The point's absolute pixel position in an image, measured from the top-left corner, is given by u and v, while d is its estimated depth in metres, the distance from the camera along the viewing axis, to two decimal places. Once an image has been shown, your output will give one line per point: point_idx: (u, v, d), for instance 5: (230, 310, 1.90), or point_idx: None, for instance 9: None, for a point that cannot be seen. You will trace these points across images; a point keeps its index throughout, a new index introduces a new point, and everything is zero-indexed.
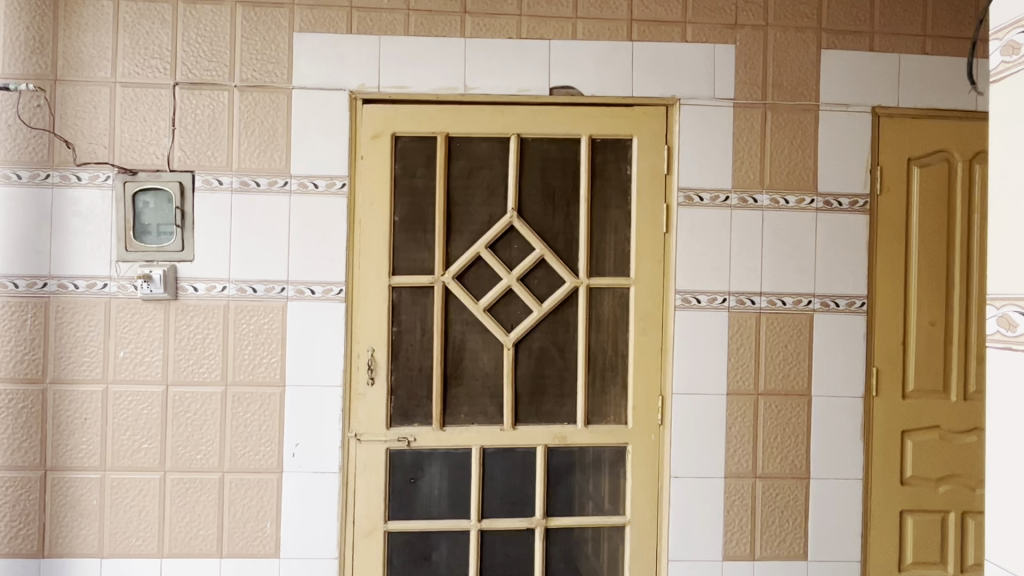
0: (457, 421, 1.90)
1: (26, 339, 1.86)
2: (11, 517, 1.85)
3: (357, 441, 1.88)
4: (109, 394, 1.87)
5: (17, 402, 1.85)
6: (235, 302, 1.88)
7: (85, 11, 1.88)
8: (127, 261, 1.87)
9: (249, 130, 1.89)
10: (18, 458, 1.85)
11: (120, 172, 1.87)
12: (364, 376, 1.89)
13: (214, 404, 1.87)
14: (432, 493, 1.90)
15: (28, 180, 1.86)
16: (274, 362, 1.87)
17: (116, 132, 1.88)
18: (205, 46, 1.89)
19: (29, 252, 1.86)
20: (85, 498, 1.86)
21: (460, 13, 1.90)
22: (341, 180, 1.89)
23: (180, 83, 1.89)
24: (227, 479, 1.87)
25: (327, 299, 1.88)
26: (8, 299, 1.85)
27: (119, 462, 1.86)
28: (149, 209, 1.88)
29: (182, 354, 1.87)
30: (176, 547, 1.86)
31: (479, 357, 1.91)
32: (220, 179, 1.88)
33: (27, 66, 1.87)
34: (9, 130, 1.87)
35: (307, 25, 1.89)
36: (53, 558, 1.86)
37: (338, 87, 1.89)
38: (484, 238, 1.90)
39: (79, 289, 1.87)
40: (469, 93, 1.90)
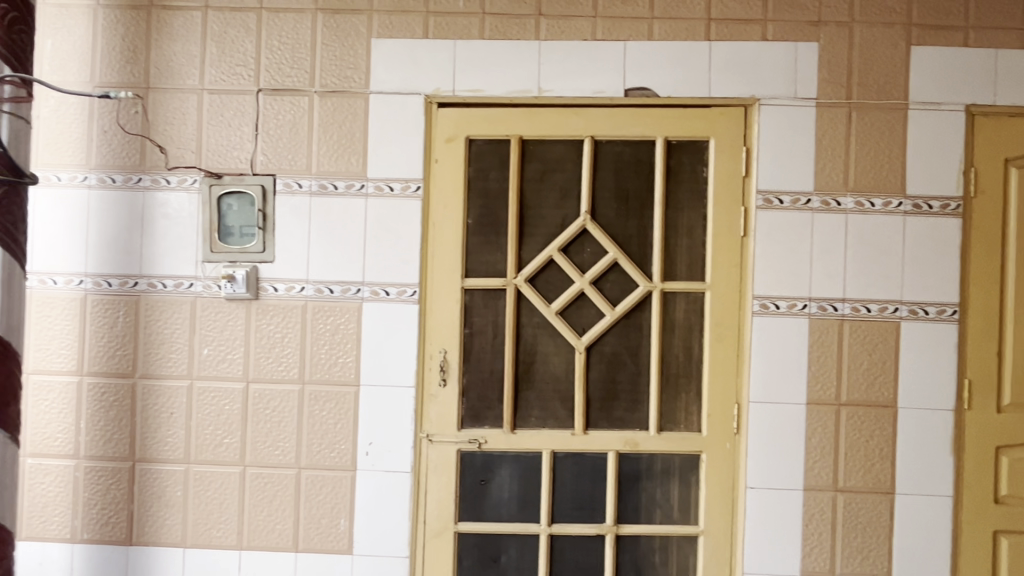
0: (528, 423, 1.90)
1: (118, 335, 1.95)
2: (103, 505, 1.95)
3: (428, 441, 1.90)
4: (194, 390, 1.94)
5: (109, 395, 1.95)
6: (313, 303, 1.92)
7: (175, 21, 1.96)
8: (212, 262, 1.94)
9: (328, 135, 1.93)
10: (110, 449, 1.94)
11: (207, 176, 1.94)
12: (436, 377, 1.90)
13: (292, 402, 1.92)
14: (502, 496, 1.89)
15: (122, 184, 1.96)
16: (349, 361, 1.91)
17: (202, 137, 1.96)
18: (287, 53, 1.95)
19: (123, 252, 1.96)
20: (170, 490, 1.93)
21: (535, 16, 1.90)
22: (416, 183, 1.91)
23: (263, 89, 1.95)
24: (304, 475, 1.91)
25: (401, 301, 1.90)
26: (103, 298, 1.95)
27: (202, 455, 1.93)
28: (233, 211, 1.94)
29: (262, 352, 1.93)
30: (254, 540, 1.92)
31: (551, 360, 1.90)
32: (300, 182, 1.93)
33: (122, 76, 1.97)
34: (106, 136, 1.96)
35: (385, 31, 1.93)
36: (140, 546, 1.94)
37: (414, 92, 1.91)
38: (556, 241, 1.89)
39: (166, 288, 1.95)
40: (543, 96, 1.90)
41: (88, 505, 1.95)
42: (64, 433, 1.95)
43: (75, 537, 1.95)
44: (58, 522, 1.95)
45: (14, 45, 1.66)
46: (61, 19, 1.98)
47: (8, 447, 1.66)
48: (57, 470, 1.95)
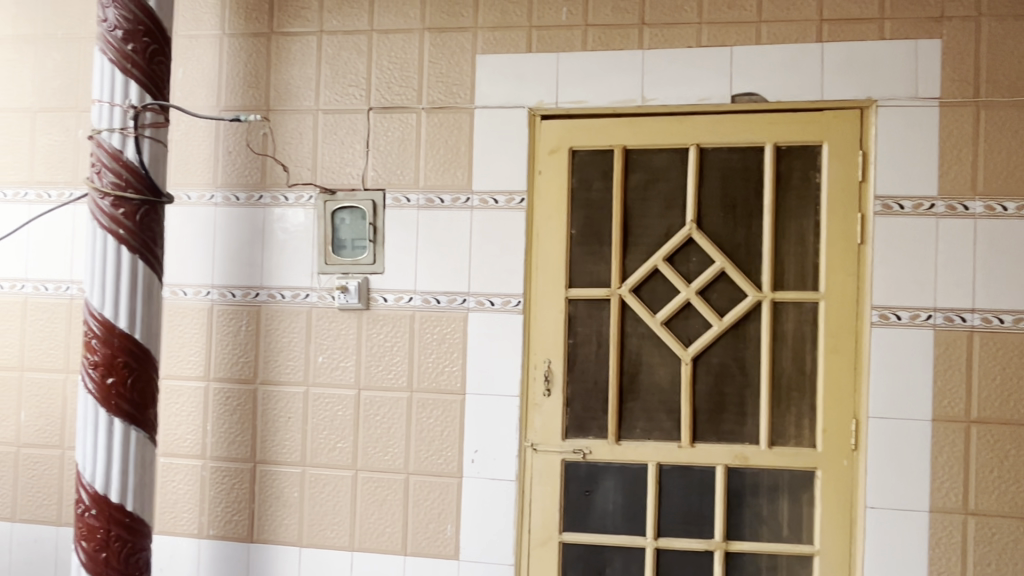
0: (633, 435, 1.88)
1: (241, 343, 2.07)
2: (227, 503, 2.06)
3: (533, 450, 1.91)
4: (309, 395, 2.03)
5: (233, 400, 2.07)
6: (421, 313, 1.98)
7: (293, 46, 2.08)
8: (326, 273, 2.03)
9: (434, 149, 1.99)
10: (233, 451, 2.06)
11: (322, 192, 2.04)
12: (540, 387, 1.92)
13: (401, 409, 1.98)
14: (607, 507, 1.88)
15: (245, 201, 2.08)
16: (456, 370, 1.95)
17: (317, 155, 2.05)
18: (396, 72, 2.02)
19: (246, 265, 2.08)
20: (288, 490, 2.03)
21: (639, 25, 1.90)
22: (520, 195, 1.93)
23: (373, 108, 2.03)
24: (412, 480, 1.96)
25: (505, 311, 1.93)
26: (228, 308, 2.08)
27: (317, 459, 2.02)
28: (346, 225, 2.03)
29: (373, 360, 2.00)
30: (365, 542, 1.98)
31: (656, 371, 1.88)
32: (408, 197, 2.00)
33: (246, 99, 2.10)
34: (230, 157, 2.10)
35: (489, 47, 1.97)
36: (260, 544, 2.04)
37: (518, 105, 1.95)
38: (661, 250, 1.88)
39: (285, 298, 2.05)
40: (647, 105, 1.89)
41: (214, 503, 2.07)
42: (192, 434, 2.08)
43: (202, 533, 2.07)
44: (186, 517, 2.08)
45: (154, 75, 1.80)
46: (191, 49, 2.13)
47: (148, 446, 1.78)
48: (187, 469, 2.08)
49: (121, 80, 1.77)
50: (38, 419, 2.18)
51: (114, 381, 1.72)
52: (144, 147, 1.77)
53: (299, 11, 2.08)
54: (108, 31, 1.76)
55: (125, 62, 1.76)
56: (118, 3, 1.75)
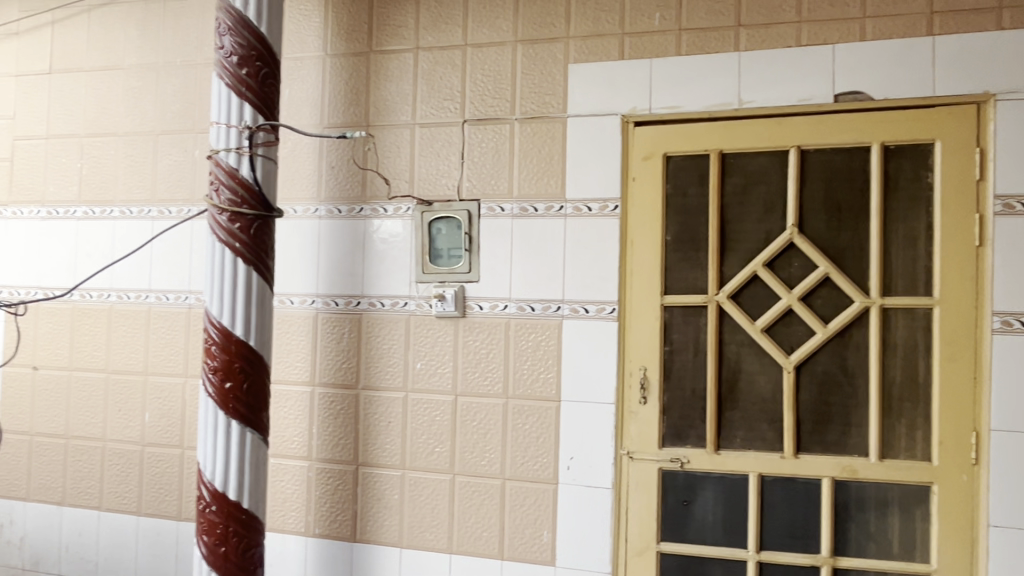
0: (732, 445, 1.84)
1: (344, 350, 2.16)
2: (332, 503, 2.15)
3: (629, 458, 1.90)
4: (408, 401, 2.09)
5: (337, 404, 2.16)
6: (516, 320, 2.00)
7: (391, 63, 2.16)
8: (424, 282, 2.09)
9: (528, 159, 2.02)
10: (337, 453, 2.15)
11: (419, 204, 2.10)
12: (636, 395, 1.91)
13: (497, 415, 2.01)
14: (706, 518, 1.85)
15: (347, 214, 2.17)
16: (551, 377, 1.97)
17: (415, 168, 2.12)
18: (490, 85, 2.06)
19: (348, 275, 2.17)
20: (389, 493, 2.10)
21: (735, 27, 1.87)
22: (613, 203, 1.93)
23: (468, 120, 2.07)
24: (508, 485, 1.99)
25: (600, 318, 1.93)
26: (332, 316, 2.18)
27: (416, 462, 2.07)
28: (442, 235, 2.08)
29: (469, 367, 2.04)
30: (463, 545, 2.02)
31: (756, 380, 1.84)
32: (502, 206, 2.03)
33: (347, 116, 2.19)
34: (333, 172, 2.19)
35: (581, 56, 1.99)
36: (362, 544, 2.12)
37: (611, 112, 1.95)
38: (761, 256, 1.83)
39: (384, 306, 2.13)
40: (744, 108, 1.85)
41: (319, 503, 2.16)
42: (299, 436, 2.19)
43: (309, 531, 2.17)
44: (294, 516, 2.18)
45: (265, 97, 1.91)
46: (296, 71, 2.24)
47: (261, 447, 1.88)
48: (294, 469, 2.19)
49: (237, 103, 1.88)
50: (160, 420, 2.34)
51: (232, 385, 1.83)
52: (257, 165, 1.88)
53: (397, 30, 2.16)
54: (225, 57, 1.89)
55: (239, 86, 1.88)
56: (233, 31, 1.87)
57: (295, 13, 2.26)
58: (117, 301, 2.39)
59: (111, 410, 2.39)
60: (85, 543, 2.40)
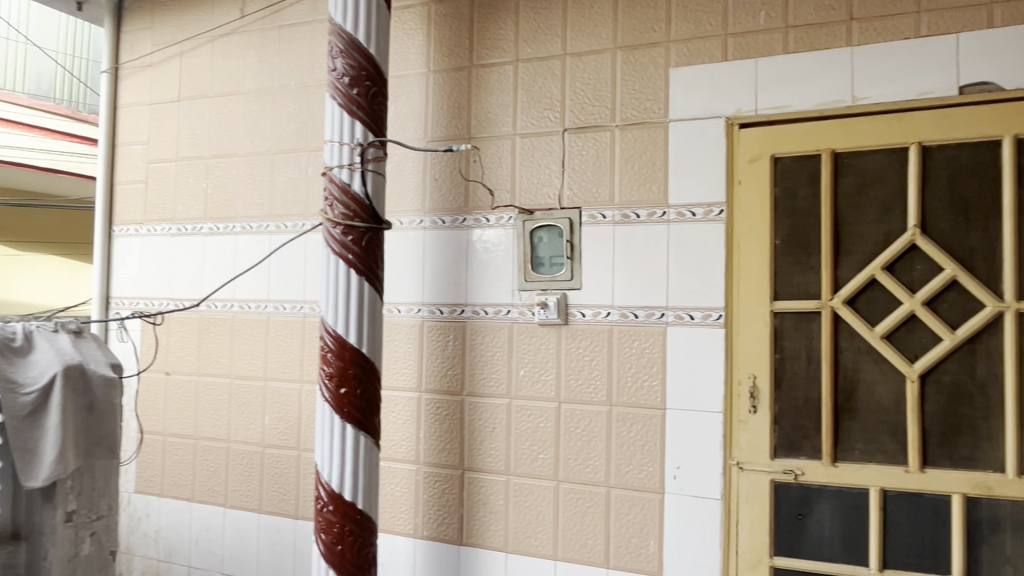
0: (851, 457, 1.76)
1: (449, 357, 2.22)
2: (439, 507, 2.21)
3: (739, 469, 1.85)
4: (512, 407, 2.12)
5: (443, 410, 2.22)
6: (619, 327, 2.00)
7: (492, 76, 2.21)
8: (526, 290, 2.11)
9: (630, 165, 2.01)
10: (444, 458, 2.21)
11: (521, 213, 2.13)
12: (745, 403, 1.86)
13: (601, 422, 2.00)
14: (823, 533, 1.77)
15: (450, 224, 2.23)
16: (655, 385, 1.95)
17: (516, 178, 2.15)
18: (589, 93, 2.07)
19: (452, 284, 2.22)
20: (494, 498, 2.13)
21: (847, 21, 1.80)
22: (718, 207, 1.89)
23: (568, 128, 2.09)
24: (613, 493, 1.98)
25: (706, 325, 1.89)
26: (437, 324, 2.24)
27: (521, 468, 2.10)
28: (544, 243, 2.10)
29: (572, 374, 2.05)
30: (568, 552, 2.02)
31: (876, 389, 1.75)
32: (604, 213, 2.03)
33: (450, 130, 2.25)
34: (437, 184, 2.26)
35: (683, 59, 1.96)
36: (469, 547, 2.16)
37: (715, 115, 1.91)
38: (879, 258, 1.74)
39: (488, 314, 2.17)
40: (858, 105, 1.77)
41: (427, 506, 2.23)
42: (408, 441, 2.26)
43: (417, 533, 2.23)
44: (403, 518, 2.25)
45: (375, 114, 1.99)
46: (402, 88, 2.33)
47: (374, 450, 1.96)
48: (403, 473, 2.26)
49: (349, 121, 1.97)
50: (278, 423, 2.47)
51: (347, 391, 1.92)
52: (368, 180, 1.96)
53: (497, 43, 2.21)
54: (337, 78, 1.98)
55: (351, 105, 1.97)
56: (345, 53, 1.97)
57: (400, 33, 2.35)
58: (240, 310, 2.55)
59: (234, 413, 2.55)
60: (212, 538, 2.57)
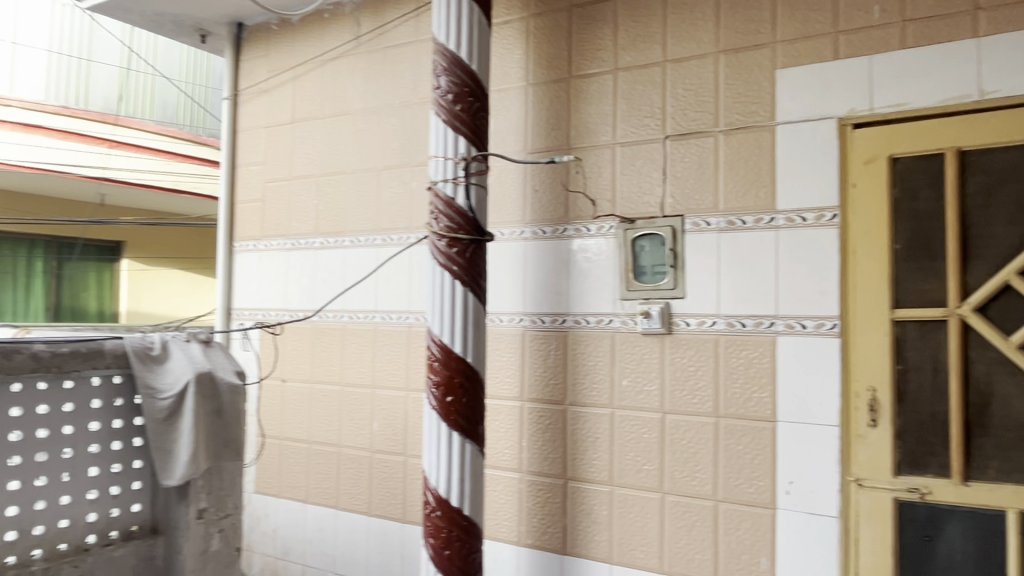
0: (985, 476, 1.64)
1: (551, 367, 2.23)
2: (543, 516, 2.22)
3: (858, 486, 1.76)
4: (615, 417, 2.11)
5: (546, 419, 2.23)
6: (726, 337, 1.95)
7: (591, 86, 2.21)
8: (628, 299, 2.10)
9: (735, 171, 1.96)
10: (547, 467, 2.22)
11: (622, 221, 2.12)
12: (864, 417, 1.77)
13: (708, 434, 1.96)
14: (954, 557, 1.65)
15: (551, 234, 2.25)
16: (765, 397, 1.89)
17: (617, 187, 2.15)
18: (691, 98, 2.04)
19: (553, 294, 2.24)
20: (597, 508, 2.12)
21: (972, 10, 1.69)
22: (831, 211, 1.81)
23: (670, 135, 2.07)
24: (722, 507, 1.93)
25: (820, 334, 1.82)
26: (539, 333, 2.26)
27: (625, 479, 2.08)
28: (646, 252, 2.08)
29: (677, 385, 2.01)
30: (675, 565, 1.99)
31: (1013, 403, 1.61)
32: (708, 221, 1.99)
33: (550, 141, 2.28)
34: (537, 195, 2.29)
35: (790, 60, 1.90)
36: (573, 557, 2.16)
37: (826, 116, 1.84)
38: (1014, 262, 1.61)
39: (589, 324, 2.17)
40: (987, 99, 1.65)
41: (531, 515, 2.24)
42: (511, 449, 2.29)
43: (521, 541, 2.25)
44: (507, 526, 2.28)
45: (477, 129, 2.04)
46: (502, 102, 2.38)
47: (479, 458, 2.00)
48: (507, 481, 2.29)
49: (452, 136, 2.03)
50: (386, 429, 2.56)
51: (453, 399, 1.97)
52: (472, 194, 2.01)
53: (596, 53, 2.21)
54: (441, 96, 2.04)
55: (454, 120, 2.03)
56: (448, 71, 2.03)
57: (499, 48, 2.40)
58: (349, 321, 2.67)
59: (345, 419, 2.66)
60: (325, 538, 2.69)
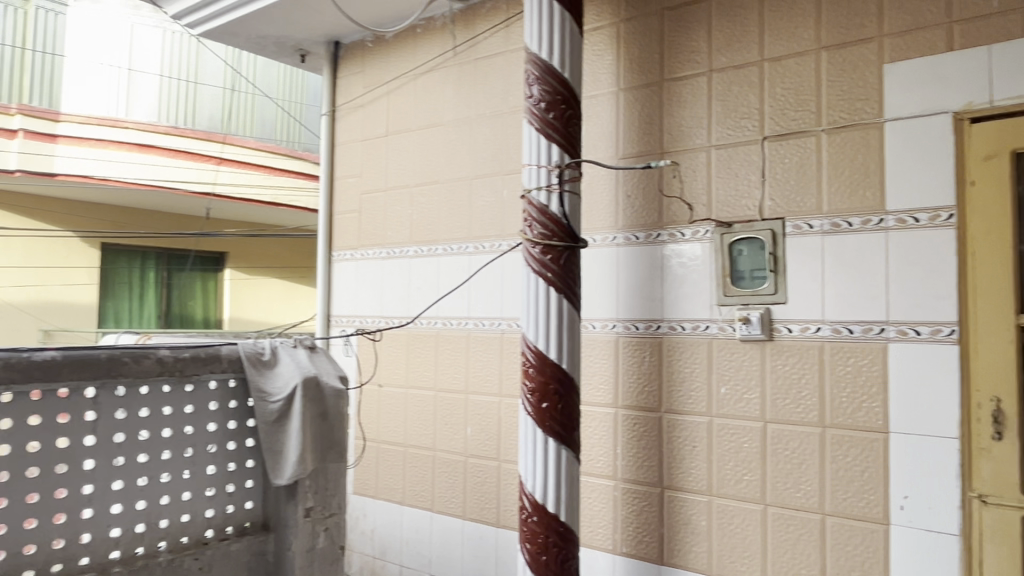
0: None
1: (646, 374, 2.21)
2: (638, 524, 2.20)
3: (981, 503, 1.65)
4: (713, 426, 2.06)
5: (641, 427, 2.21)
6: (831, 344, 1.88)
7: (685, 90, 2.18)
8: (726, 305, 2.05)
9: (839, 171, 1.89)
10: (643, 475, 2.19)
11: (718, 226, 2.07)
12: (988, 429, 1.66)
13: (813, 444, 1.89)
14: None
15: (644, 240, 2.23)
16: (875, 407, 1.80)
17: (712, 191, 2.10)
18: (791, 98, 1.98)
19: (647, 300, 2.22)
20: (696, 518, 2.08)
21: None
22: (947, 211, 1.71)
23: (768, 137, 2.01)
24: (829, 521, 1.85)
25: (935, 341, 1.71)
26: (633, 339, 2.24)
27: (724, 489, 2.03)
28: (744, 256, 2.03)
29: (779, 393, 1.95)
30: None
31: None
32: (811, 223, 1.92)
33: (643, 146, 2.26)
34: (630, 200, 2.27)
35: (898, 54, 1.82)
36: (670, 567, 2.12)
37: (939, 111, 1.74)
38: None
39: (685, 330, 2.13)
40: None
41: (626, 523, 2.22)
42: (605, 456, 2.28)
43: (617, 549, 2.24)
44: (602, 533, 2.27)
45: (570, 136, 2.05)
46: (594, 109, 2.38)
47: (574, 464, 2.00)
48: (602, 488, 2.28)
49: (545, 144, 2.04)
50: (480, 434, 2.60)
51: (549, 405, 1.98)
52: (565, 201, 2.02)
53: (689, 56, 2.18)
54: (534, 104, 2.07)
55: (547, 128, 2.04)
56: (541, 80, 2.05)
57: (590, 55, 2.41)
58: (443, 327, 2.73)
59: (439, 423, 2.72)
60: (421, 539, 2.75)
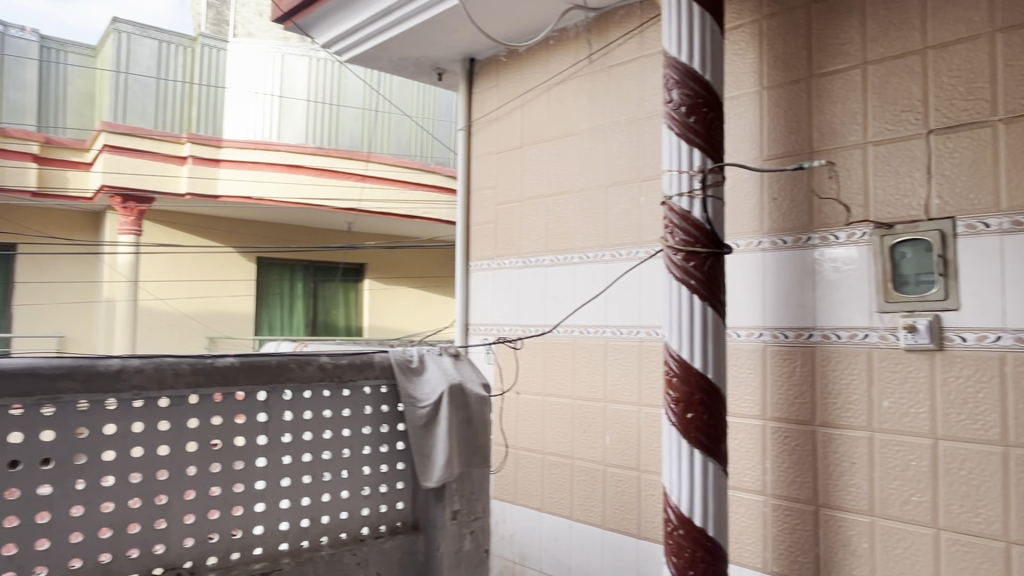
0: None
1: (798, 384, 2.10)
2: (792, 543, 2.09)
3: None
4: (875, 441, 1.93)
5: (793, 440, 2.10)
6: (1014, 354, 1.70)
7: (836, 85, 2.07)
8: (887, 312, 1.91)
9: (1021, 164, 1.71)
10: (796, 491, 2.09)
11: (877, 227, 1.94)
12: None
13: (994, 465, 1.72)
14: None
15: (793, 244, 2.13)
16: None
17: (869, 191, 1.97)
18: (960, 86, 1.82)
19: (798, 307, 2.11)
20: (856, 540, 1.95)
21: None
22: None
23: (934, 130, 1.86)
24: (1015, 551, 1.68)
25: None
26: (783, 348, 2.14)
27: (889, 510, 1.89)
28: (908, 259, 1.89)
29: (952, 407, 1.79)
30: None
31: None
32: (987, 222, 1.75)
33: (790, 146, 2.16)
34: (777, 204, 2.18)
35: None
36: None
37: None
38: None
39: (841, 339, 2.01)
40: None
41: (778, 541, 2.12)
42: (754, 470, 2.19)
43: (767, 568, 2.14)
44: (751, 550, 2.18)
45: (712, 140, 2.00)
46: (735, 110, 2.31)
47: (722, 477, 1.93)
48: (751, 503, 2.19)
49: (686, 149, 2.00)
50: (619, 443, 2.57)
51: (694, 415, 1.93)
52: (709, 206, 1.97)
53: (840, 49, 2.07)
54: (673, 109, 2.02)
55: (689, 133, 2.00)
56: (681, 84, 2.01)
57: (730, 56, 2.34)
58: (580, 335, 2.74)
59: (578, 431, 2.73)
60: (561, 547, 2.77)
